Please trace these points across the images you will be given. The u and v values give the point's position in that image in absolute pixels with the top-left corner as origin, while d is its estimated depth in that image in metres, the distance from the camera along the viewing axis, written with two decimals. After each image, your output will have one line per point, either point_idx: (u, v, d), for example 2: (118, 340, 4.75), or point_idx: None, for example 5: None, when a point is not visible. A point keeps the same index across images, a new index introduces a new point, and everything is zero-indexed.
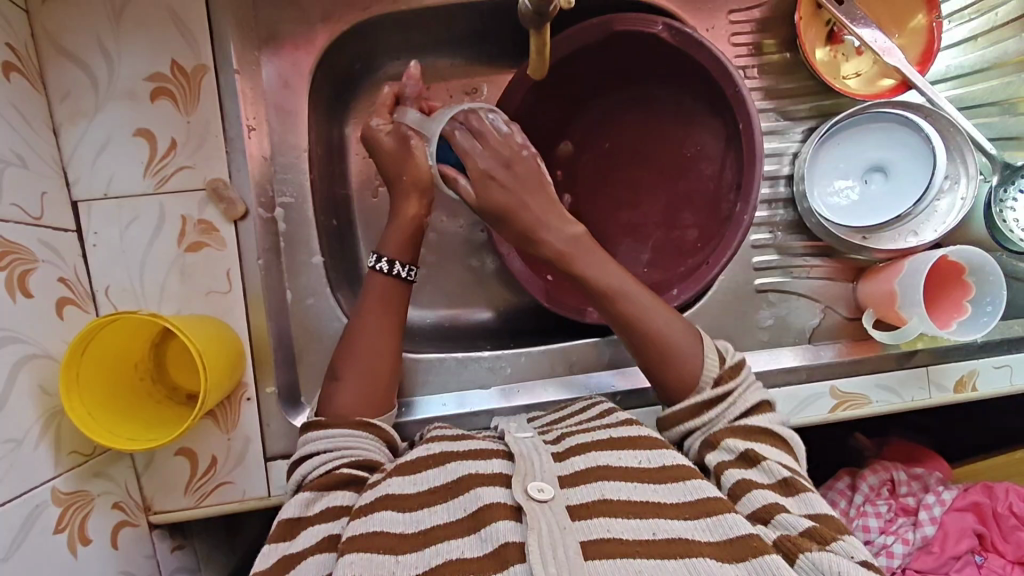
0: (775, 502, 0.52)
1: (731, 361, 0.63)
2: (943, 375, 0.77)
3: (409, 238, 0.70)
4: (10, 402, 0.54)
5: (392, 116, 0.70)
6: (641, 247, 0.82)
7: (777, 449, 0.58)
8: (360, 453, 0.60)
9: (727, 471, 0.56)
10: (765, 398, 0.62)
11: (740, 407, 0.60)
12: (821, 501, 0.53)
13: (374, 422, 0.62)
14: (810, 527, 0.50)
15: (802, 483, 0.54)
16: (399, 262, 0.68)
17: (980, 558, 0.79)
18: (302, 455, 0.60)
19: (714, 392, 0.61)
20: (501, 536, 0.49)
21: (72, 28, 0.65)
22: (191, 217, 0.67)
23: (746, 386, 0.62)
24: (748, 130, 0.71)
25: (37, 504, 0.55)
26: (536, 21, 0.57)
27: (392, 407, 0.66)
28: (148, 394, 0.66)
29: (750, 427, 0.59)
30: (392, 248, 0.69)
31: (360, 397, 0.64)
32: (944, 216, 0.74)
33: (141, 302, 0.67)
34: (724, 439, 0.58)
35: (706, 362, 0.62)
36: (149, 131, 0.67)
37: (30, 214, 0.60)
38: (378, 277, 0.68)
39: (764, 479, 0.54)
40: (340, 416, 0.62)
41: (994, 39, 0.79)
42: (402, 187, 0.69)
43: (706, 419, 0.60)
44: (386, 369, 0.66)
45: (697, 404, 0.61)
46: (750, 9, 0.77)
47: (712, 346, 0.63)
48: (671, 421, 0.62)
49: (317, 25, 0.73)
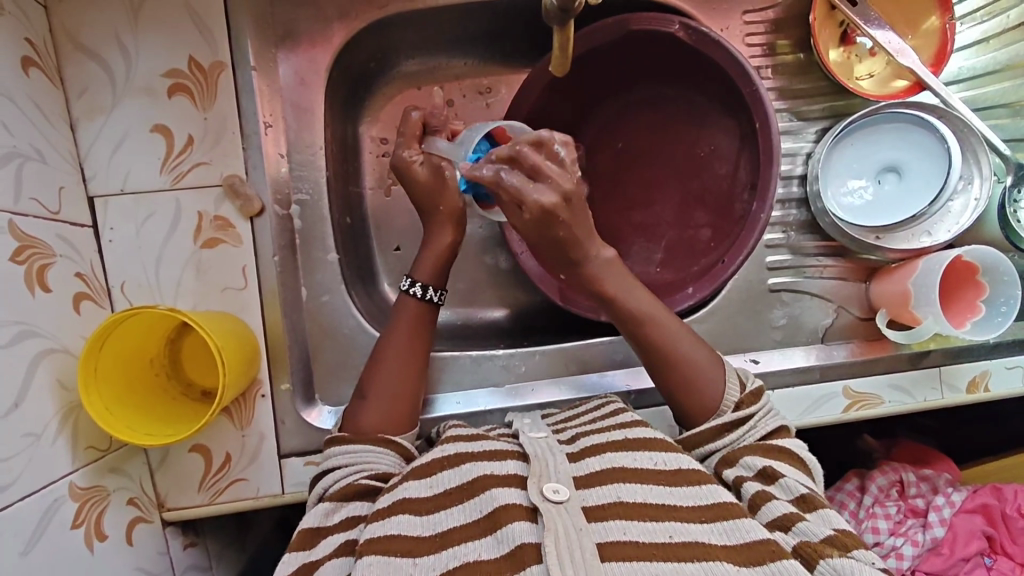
0: (795, 511, 0.52)
1: (751, 388, 0.64)
2: (956, 376, 0.77)
3: (442, 263, 0.70)
4: (29, 396, 0.54)
5: (421, 146, 0.70)
6: (654, 246, 0.82)
7: (796, 469, 0.58)
8: (377, 469, 0.59)
9: (746, 483, 0.56)
10: (784, 423, 0.63)
11: (759, 431, 0.61)
12: (837, 515, 0.53)
13: (395, 440, 0.62)
14: (832, 535, 0.50)
15: (820, 501, 0.54)
16: (432, 288, 0.68)
17: (989, 560, 0.78)
18: (328, 467, 0.60)
19: (736, 415, 0.61)
20: (517, 537, 0.48)
21: (92, 24, 0.66)
22: (207, 213, 0.67)
23: (766, 412, 0.62)
24: (765, 130, 0.71)
25: (54, 499, 0.55)
26: (560, 17, 0.57)
27: (413, 427, 0.65)
28: (164, 390, 0.65)
29: (770, 447, 0.59)
30: (424, 274, 0.69)
31: (386, 415, 0.63)
32: (958, 217, 0.74)
33: (157, 298, 0.67)
34: (744, 456, 0.59)
35: (727, 388, 0.63)
36: (166, 127, 0.67)
37: (49, 209, 0.60)
38: (410, 301, 0.68)
39: (782, 495, 0.55)
40: (363, 432, 0.62)
41: (1005, 42, 0.80)
42: (437, 218, 0.69)
43: (727, 440, 0.60)
44: (410, 379, 0.65)
45: (720, 426, 0.61)
46: (764, 10, 0.78)
47: (733, 372, 0.64)
48: (691, 443, 0.61)
49: (334, 23, 0.73)
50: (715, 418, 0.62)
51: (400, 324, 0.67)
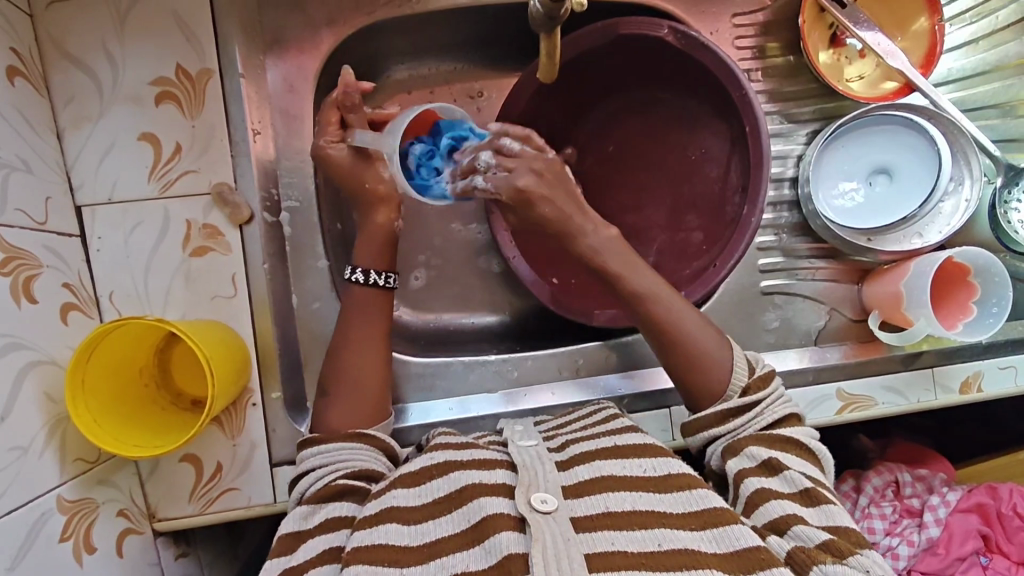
0: (795, 513, 0.52)
1: (760, 371, 0.63)
2: (949, 376, 0.77)
3: (387, 247, 0.69)
4: (16, 408, 0.53)
5: (341, 132, 0.66)
6: (647, 249, 0.82)
7: (802, 460, 0.57)
8: (355, 465, 0.59)
9: (747, 479, 0.56)
10: (793, 410, 0.62)
11: (768, 417, 0.59)
12: (842, 513, 0.53)
13: (368, 433, 0.61)
14: (827, 540, 0.49)
15: (824, 493, 0.54)
16: (376, 271, 0.67)
17: (985, 559, 0.78)
18: (301, 470, 0.60)
19: (741, 400, 0.60)
20: (503, 548, 0.48)
21: (77, 32, 0.65)
22: (196, 221, 0.67)
23: (775, 397, 0.61)
24: (755, 133, 0.71)
25: (42, 513, 0.54)
26: (546, 24, 0.59)
27: (385, 417, 0.66)
28: (153, 400, 0.65)
29: (774, 438, 0.58)
30: (367, 259, 0.68)
31: (357, 412, 0.64)
32: (949, 218, 0.74)
33: (146, 307, 0.67)
34: (747, 446, 0.58)
35: (734, 371, 0.62)
36: (154, 135, 0.66)
37: (35, 219, 0.59)
38: (356, 288, 0.67)
39: (785, 489, 0.54)
40: (332, 431, 0.62)
41: (995, 42, 0.80)
42: (369, 200, 0.68)
43: (730, 426, 0.60)
44: (380, 381, 0.65)
45: (724, 411, 0.60)
46: (754, 12, 0.77)
47: (741, 355, 0.63)
48: (694, 428, 0.61)
49: (322, 29, 0.72)
50: (719, 403, 0.61)
51: (356, 317, 0.66)
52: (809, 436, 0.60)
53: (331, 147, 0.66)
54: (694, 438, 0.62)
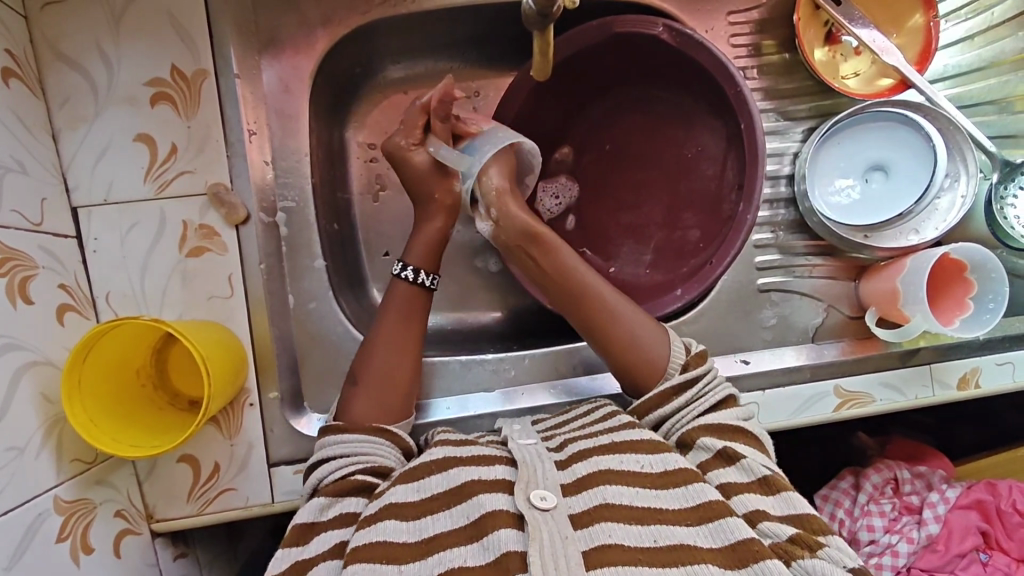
0: (760, 507, 0.52)
1: (697, 351, 0.65)
2: (947, 372, 0.77)
3: (432, 250, 0.70)
4: (12, 409, 0.53)
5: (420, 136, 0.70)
6: (644, 248, 0.82)
7: (753, 447, 0.58)
8: (374, 459, 0.59)
9: (710, 473, 0.56)
10: (732, 393, 0.62)
11: (707, 398, 0.60)
12: (800, 497, 0.53)
13: (390, 429, 0.61)
14: (795, 534, 0.49)
15: (782, 480, 0.54)
16: (425, 272, 0.69)
17: (985, 556, 0.78)
18: (320, 458, 0.60)
19: (681, 377, 0.62)
20: (501, 545, 0.48)
21: (71, 34, 0.65)
22: (192, 222, 0.67)
23: (713, 377, 0.62)
24: (749, 130, 0.71)
25: (38, 513, 0.54)
26: (540, 21, 0.59)
27: (407, 415, 0.66)
28: (150, 401, 0.65)
29: (718, 423, 0.59)
30: (416, 259, 0.69)
31: (377, 406, 0.63)
32: (945, 215, 0.74)
33: (142, 307, 0.67)
34: (700, 437, 0.58)
35: (672, 352, 0.64)
36: (149, 136, 0.66)
37: (30, 221, 0.59)
38: (401, 285, 0.68)
39: (742, 478, 0.54)
40: (355, 423, 0.62)
41: (991, 38, 0.80)
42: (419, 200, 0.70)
43: (675, 406, 0.61)
44: (403, 379, 0.65)
45: (666, 391, 0.62)
46: (749, 10, 0.78)
47: (677, 338, 0.65)
48: (641, 413, 0.63)
49: (318, 29, 0.73)
50: (663, 382, 0.63)
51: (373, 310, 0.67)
52: (747, 419, 0.61)
53: (411, 150, 0.70)
54: (642, 424, 0.63)
